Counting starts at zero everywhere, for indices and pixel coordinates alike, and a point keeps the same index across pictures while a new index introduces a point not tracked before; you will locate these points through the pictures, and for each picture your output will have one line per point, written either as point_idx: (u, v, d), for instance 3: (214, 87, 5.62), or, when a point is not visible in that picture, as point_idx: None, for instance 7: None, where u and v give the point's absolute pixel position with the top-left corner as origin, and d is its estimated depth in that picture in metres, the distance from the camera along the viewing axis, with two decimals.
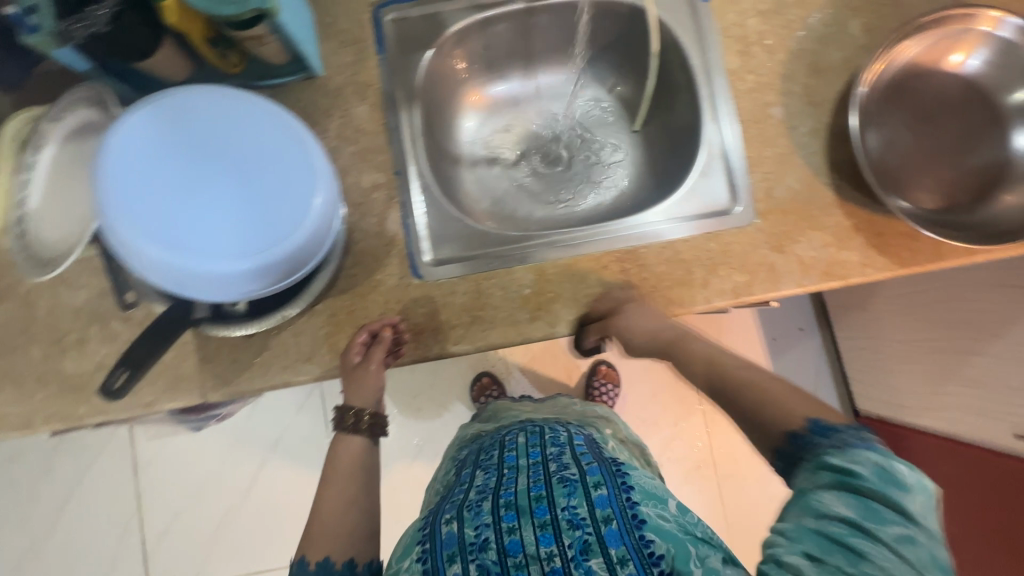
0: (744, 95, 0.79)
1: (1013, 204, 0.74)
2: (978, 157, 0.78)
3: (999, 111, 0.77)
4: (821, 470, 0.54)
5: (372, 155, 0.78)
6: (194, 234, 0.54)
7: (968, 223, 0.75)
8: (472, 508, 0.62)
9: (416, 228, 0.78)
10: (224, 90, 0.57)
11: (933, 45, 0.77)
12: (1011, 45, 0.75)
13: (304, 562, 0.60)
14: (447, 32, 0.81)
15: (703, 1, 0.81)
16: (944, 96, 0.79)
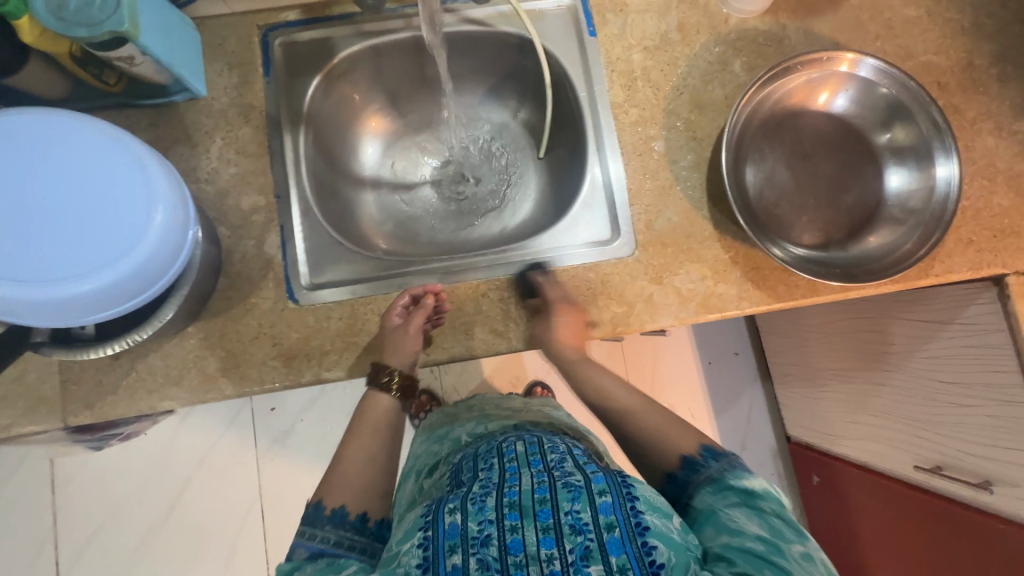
0: (628, 128, 0.80)
1: (879, 243, 0.76)
2: (852, 195, 0.80)
3: (872, 150, 0.80)
4: (722, 492, 0.56)
5: (253, 177, 0.77)
6: (18, 261, 0.53)
7: (842, 260, 0.76)
8: (473, 501, 0.52)
9: (295, 251, 0.77)
10: (63, 116, 0.57)
11: (802, 87, 0.79)
12: (871, 87, 0.78)
13: (321, 507, 0.58)
14: (336, 58, 0.82)
15: (592, 35, 0.82)
16: (820, 135, 0.81)
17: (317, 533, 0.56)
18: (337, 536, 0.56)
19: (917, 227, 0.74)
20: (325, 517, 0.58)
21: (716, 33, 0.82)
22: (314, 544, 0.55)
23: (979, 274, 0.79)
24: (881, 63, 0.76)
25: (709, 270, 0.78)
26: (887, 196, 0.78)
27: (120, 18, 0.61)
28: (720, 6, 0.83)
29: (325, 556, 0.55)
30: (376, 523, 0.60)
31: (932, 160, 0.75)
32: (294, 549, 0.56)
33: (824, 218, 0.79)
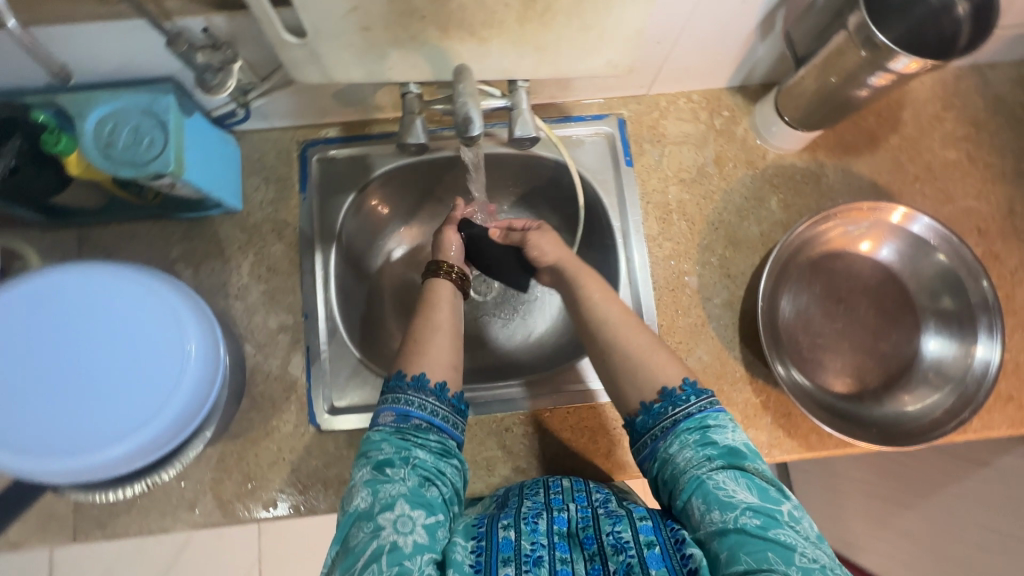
0: (661, 261, 0.79)
1: (913, 403, 0.74)
2: (890, 345, 0.78)
3: (910, 301, 0.79)
4: (705, 445, 0.54)
5: (283, 295, 0.77)
6: (58, 428, 0.54)
7: (874, 416, 0.74)
8: (526, 521, 0.56)
9: (320, 375, 0.76)
10: (96, 270, 0.58)
11: (844, 232, 0.79)
12: (918, 238, 0.78)
13: (405, 376, 0.61)
14: (373, 175, 0.82)
15: (628, 163, 0.82)
16: (858, 279, 0.80)
17: (402, 397, 0.60)
18: (427, 400, 0.60)
19: (951, 393, 0.73)
20: (407, 383, 0.61)
21: (753, 168, 0.82)
22: (400, 407, 0.59)
23: (1019, 431, 0.77)
24: (938, 224, 0.76)
25: (739, 415, 0.76)
26: (921, 357, 0.76)
27: (167, 158, 0.62)
28: (759, 140, 0.83)
29: (412, 420, 0.59)
30: (455, 393, 0.62)
31: (973, 329, 0.74)
32: (382, 412, 0.60)
33: (858, 366, 0.77)
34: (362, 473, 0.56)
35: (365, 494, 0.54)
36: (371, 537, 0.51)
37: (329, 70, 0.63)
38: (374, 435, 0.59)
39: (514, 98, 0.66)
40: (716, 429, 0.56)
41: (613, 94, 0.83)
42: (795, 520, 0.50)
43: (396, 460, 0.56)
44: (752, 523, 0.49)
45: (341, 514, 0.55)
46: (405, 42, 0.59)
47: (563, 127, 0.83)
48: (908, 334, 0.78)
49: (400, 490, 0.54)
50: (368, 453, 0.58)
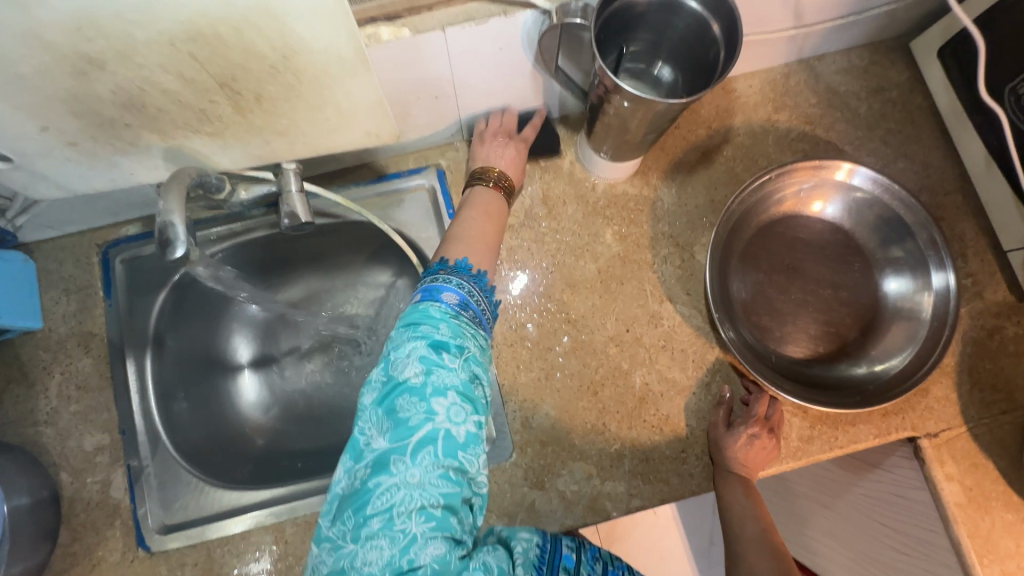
0: (496, 314, 0.75)
1: (880, 360, 0.72)
2: (856, 304, 0.75)
3: (865, 255, 0.76)
4: None
5: (96, 413, 0.72)
6: None
7: (835, 379, 0.72)
8: (588, 552, 0.51)
9: (145, 493, 0.71)
10: None
11: (796, 192, 0.76)
12: (862, 192, 0.74)
13: (466, 264, 0.56)
14: (183, 268, 0.77)
15: (451, 216, 0.77)
16: (810, 241, 0.77)
17: (448, 279, 0.54)
18: (472, 285, 0.55)
19: (922, 342, 0.70)
20: (469, 274, 0.56)
21: (583, 201, 0.78)
22: (454, 289, 0.53)
23: (886, 439, 0.74)
24: (879, 174, 0.73)
25: (594, 467, 0.72)
26: (885, 300, 0.74)
27: None
28: (586, 172, 0.78)
29: (468, 310, 0.53)
30: (490, 287, 0.57)
31: (927, 263, 0.72)
32: (441, 291, 0.53)
33: (829, 332, 0.75)
34: (414, 347, 0.48)
35: (418, 371, 0.46)
36: (425, 420, 0.45)
37: (67, 184, 0.58)
38: (426, 308, 0.51)
39: (281, 180, 0.61)
40: None
41: (425, 144, 0.78)
42: None
43: (452, 345, 0.49)
44: None
45: (384, 376, 0.48)
46: (128, 149, 0.54)
47: (379, 187, 0.78)
48: (866, 288, 0.75)
49: (456, 380, 0.47)
50: (417, 325, 0.50)
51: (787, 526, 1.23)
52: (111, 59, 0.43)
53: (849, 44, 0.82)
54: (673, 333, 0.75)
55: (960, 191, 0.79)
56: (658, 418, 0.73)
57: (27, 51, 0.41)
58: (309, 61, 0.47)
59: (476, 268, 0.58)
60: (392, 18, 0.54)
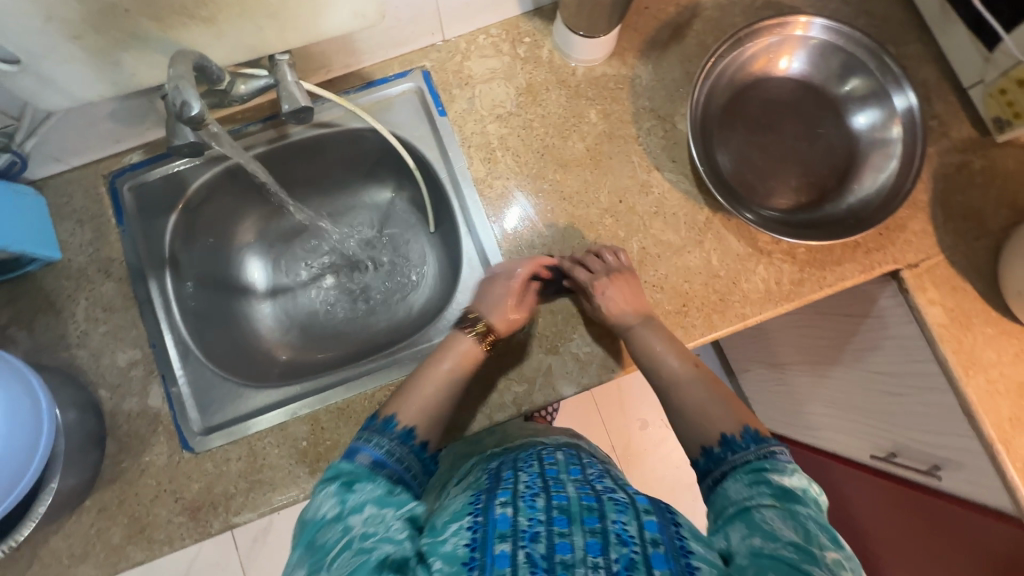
0: (495, 200, 0.79)
1: (855, 197, 0.77)
2: (829, 152, 0.79)
3: (832, 105, 0.80)
4: (757, 482, 0.53)
5: (125, 331, 0.75)
6: None
7: (818, 220, 0.77)
8: (523, 498, 0.49)
9: (182, 401, 0.75)
10: None
11: (762, 53, 0.79)
12: (822, 44, 0.78)
13: (392, 422, 0.62)
14: (189, 190, 0.80)
15: (440, 113, 0.80)
16: (780, 100, 0.81)
17: (373, 439, 0.59)
18: (391, 444, 0.59)
19: (892, 173, 0.76)
20: (391, 431, 0.61)
21: (565, 87, 0.81)
22: (376, 451, 0.58)
23: (871, 275, 0.79)
24: (834, 23, 0.77)
25: (603, 329, 0.76)
26: (857, 144, 0.78)
27: None
28: (564, 59, 0.82)
29: (385, 469, 0.57)
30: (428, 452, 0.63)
31: (890, 97, 0.76)
32: (358, 452, 0.58)
33: (807, 181, 0.79)
34: (328, 488, 0.53)
35: (334, 504, 0.51)
36: (341, 535, 0.48)
37: (70, 89, 0.60)
38: (342, 464, 0.57)
39: (277, 74, 0.64)
40: (771, 471, 0.54)
41: (407, 47, 0.81)
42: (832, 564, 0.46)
43: (363, 478, 0.54)
44: (782, 557, 0.45)
45: (301, 522, 0.52)
46: (129, 42, 0.56)
47: (367, 93, 0.81)
48: (838, 136, 0.80)
49: (369, 496, 0.52)
50: (329, 478, 0.55)
51: (794, 407, 1.30)
52: None
53: None
54: (663, 199, 0.79)
55: (920, 41, 0.84)
56: (658, 278, 0.78)
57: None
58: None
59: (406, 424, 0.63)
60: None
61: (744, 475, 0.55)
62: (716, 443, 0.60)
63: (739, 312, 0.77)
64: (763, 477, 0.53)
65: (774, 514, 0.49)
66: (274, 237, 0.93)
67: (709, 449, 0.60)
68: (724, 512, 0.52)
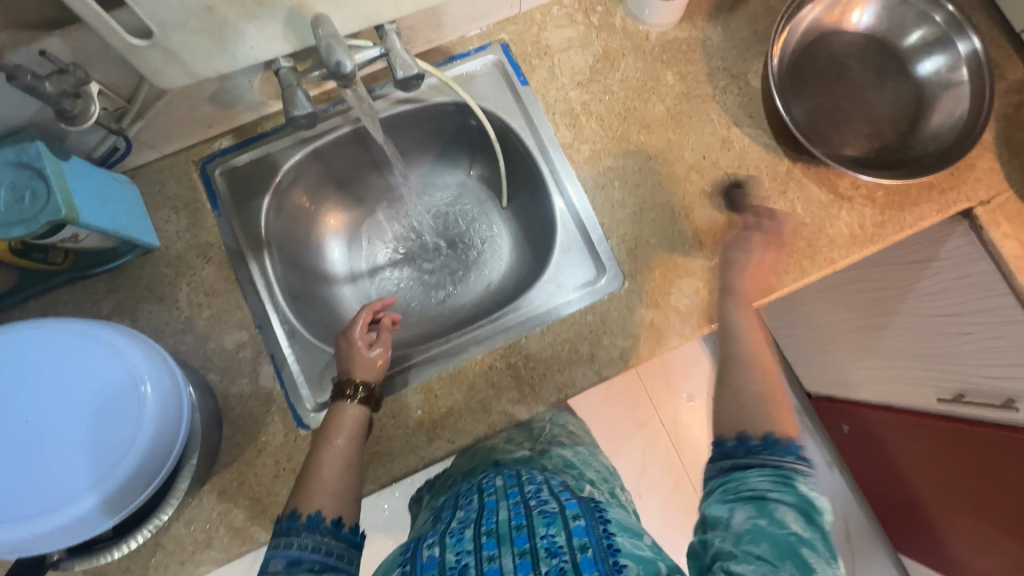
0: (584, 164, 0.81)
1: (931, 139, 0.80)
2: (899, 100, 0.83)
3: (901, 55, 0.84)
4: (786, 485, 0.50)
5: (230, 314, 0.75)
6: (40, 490, 0.54)
7: (896, 163, 0.80)
8: (452, 535, 0.50)
9: (293, 378, 0.75)
10: (39, 325, 0.58)
11: (831, 8, 0.83)
12: None
13: (297, 516, 0.55)
14: (281, 172, 0.80)
15: (523, 84, 0.82)
16: (850, 52, 0.85)
17: (295, 541, 0.53)
18: (320, 541, 0.53)
19: (965, 112, 0.79)
20: (301, 526, 0.54)
21: (640, 52, 0.84)
22: (291, 553, 0.52)
23: (947, 214, 0.82)
24: None
25: (700, 281, 0.78)
26: (926, 89, 0.82)
27: (55, 204, 0.59)
28: (637, 25, 0.84)
29: (305, 564, 0.51)
30: (352, 527, 0.57)
31: (955, 43, 0.80)
32: (268, 563, 0.51)
33: (880, 127, 0.83)
34: None
35: None
36: None
37: (192, 66, 0.61)
38: None
39: (386, 43, 0.66)
40: (800, 479, 0.51)
41: (487, 21, 0.83)
42: (832, 571, 0.45)
43: None
44: (785, 549, 0.45)
45: None
46: (256, 12, 0.57)
47: (450, 68, 0.82)
48: (907, 84, 0.83)
49: None
50: None
51: (846, 364, 1.33)
52: None
53: None
54: (745, 153, 0.82)
55: None
56: (747, 229, 0.80)
57: None
58: None
59: (334, 517, 0.56)
60: None
61: (769, 475, 0.51)
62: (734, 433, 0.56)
63: (827, 257, 0.80)
64: (794, 483, 0.50)
65: (790, 512, 0.48)
66: (352, 219, 0.94)
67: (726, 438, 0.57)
68: (731, 499, 0.51)
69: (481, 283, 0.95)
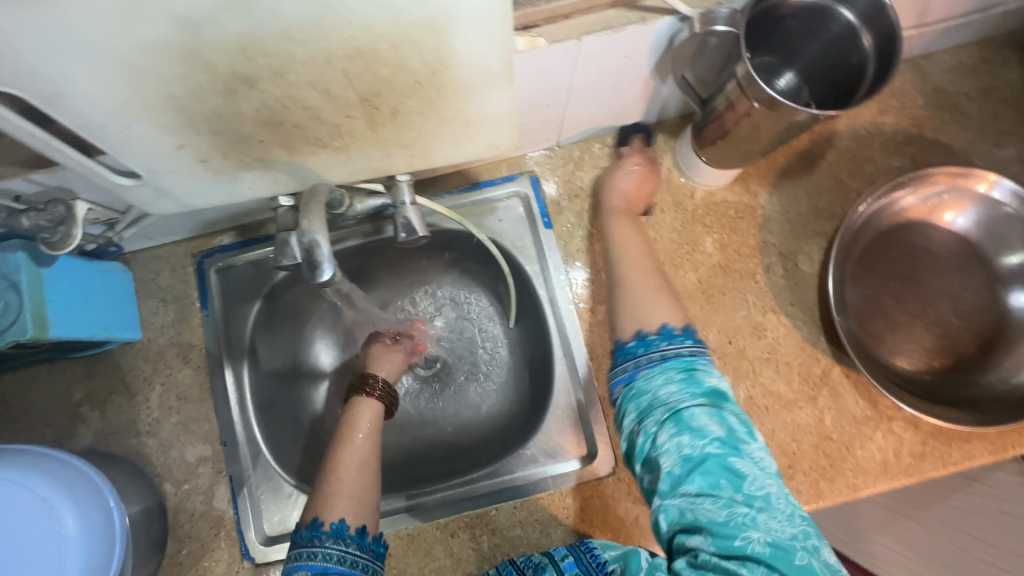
0: (596, 327, 0.74)
1: (1007, 381, 0.69)
2: (982, 321, 0.72)
3: (994, 270, 0.73)
4: (689, 384, 0.52)
5: (197, 424, 0.72)
6: None
7: (953, 396, 0.70)
8: None
9: (248, 503, 0.71)
10: None
11: (926, 199, 0.74)
12: (1001, 206, 0.72)
13: (318, 524, 0.57)
14: (277, 278, 0.76)
15: (546, 225, 0.76)
16: (936, 251, 0.75)
17: (316, 552, 0.55)
18: (344, 551, 0.55)
19: None
20: (324, 533, 0.56)
21: (681, 210, 0.76)
22: (316, 563, 0.54)
23: (1002, 457, 0.71)
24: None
25: None
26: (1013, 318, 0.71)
27: (23, 324, 0.57)
28: (683, 178, 0.76)
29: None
30: (375, 536, 0.59)
31: None
32: (294, 574, 0.53)
33: (950, 346, 0.72)
34: None
35: None
36: None
37: (185, 199, 0.57)
38: None
39: (395, 194, 0.60)
40: (704, 372, 0.53)
41: (520, 152, 0.77)
42: (759, 460, 0.49)
43: None
44: (705, 454, 0.48)
45: None
46: (254, 164, 0.53)
47: (472, 195, 0.77)
48: (991, 305, 0.73)
49: None
50: None
51: None
52: (266, 78, 0.42)
53: (959, 43, 0.78)
54: (777, 345, 0.73)
55: None
56: (763, 433, 0.71)
57: (186, 68, 0.40)
58: (455, 73, 0.46)
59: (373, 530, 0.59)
60: (528, 28, 0.51)
61: (671, 371, 0.54)
62: (630, 338, 0.58)
63: (850, 482, 0.70)
64: (697, 377, 0.53)
65: (702, 411, 0.50)
66: None
67: (624, 345, 0.59)
68: (649, 415, 0.52)
69: (473, 406, 0.85)
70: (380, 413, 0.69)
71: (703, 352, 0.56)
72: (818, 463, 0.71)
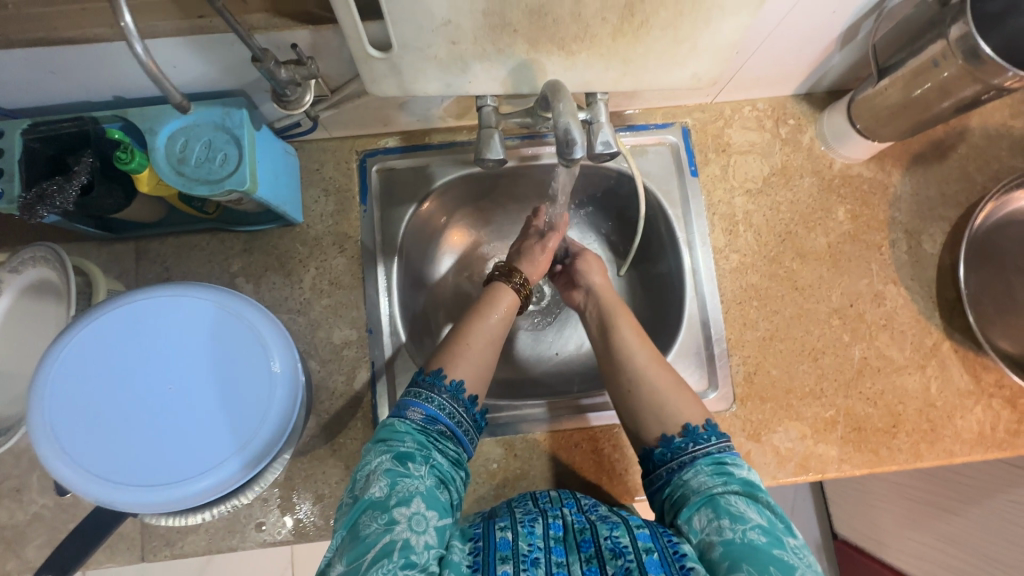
0: (728, 273, 0.79)
1: None
2: None
3: None
4: (730, 484, 0.57)
5: (345, 310, 0.76)
6: (156, 460, 0.52)
7: None
8: (523, 524, 0.57)
9: (385, 390, 0.75)
10: (179, 288, 0.55)
11: None
12: None
13: (442, 375, 0.63)
14: (434, 186, 0.80)
15: (692, 174, 0.80)
16: None
17: (434, 398, 0.61)
18: (451, 405, 0.61)
19: None
20: (443, 385, 0.62)
21: (819, 177, 0.81)
22: (430, 408, 0.61)
23: None
24: None
25: (808, 429, 0.75)
26: None
27: (242, 175, 0.60)
28: (825, 149, 0.81)
29: (438, 425, 0.60)
30: (479, 408, 0.64)
31: None
32: (410, 407, 0.60)
33: None
34: (381, 460, 0.56)
35: (384, 484, 0.54)
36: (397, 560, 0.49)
37: (408, 83, 0.60)
38: (395, 423, 0.60)
39: (593, 110, 0.63)
40: (741, 472, 0.59)
41: (677, 102, 0.81)
42: (798, 551, 0.53)
43: (417, 455, 0.57)
44: (754, 539, 0.52)
45: (353, 498, 0.55)
46: (492, 55, 0.57)
47: (625, 136, 0.81)
48: None
49: (419, 488, 0.54)
50: (388, 441, 0.58)
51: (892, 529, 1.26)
52: None
53: None
54: (894, 314, 0.78)
55: None
56: (873, 392, 0.76)
57: None
58: None
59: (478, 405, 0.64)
60: None
61: (704, 466, 0.59)
62: (657, 444, 0.63)
63: (947, 448, 0.75)
64: (728, 471, 0.59)
65: (740, 499, 0.56)
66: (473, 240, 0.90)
67: (652, 448, 0.64)
68: (695, 501, 0.57)
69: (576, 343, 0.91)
70: (518, 306, 0.73)
71: (729, 448, 0.62)
72: (918, 425, 0.76)
